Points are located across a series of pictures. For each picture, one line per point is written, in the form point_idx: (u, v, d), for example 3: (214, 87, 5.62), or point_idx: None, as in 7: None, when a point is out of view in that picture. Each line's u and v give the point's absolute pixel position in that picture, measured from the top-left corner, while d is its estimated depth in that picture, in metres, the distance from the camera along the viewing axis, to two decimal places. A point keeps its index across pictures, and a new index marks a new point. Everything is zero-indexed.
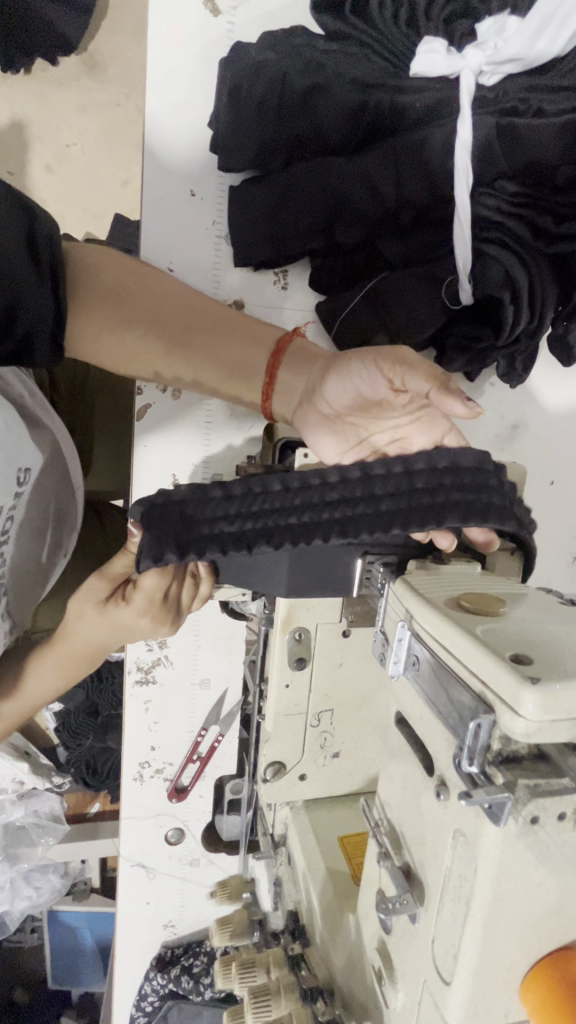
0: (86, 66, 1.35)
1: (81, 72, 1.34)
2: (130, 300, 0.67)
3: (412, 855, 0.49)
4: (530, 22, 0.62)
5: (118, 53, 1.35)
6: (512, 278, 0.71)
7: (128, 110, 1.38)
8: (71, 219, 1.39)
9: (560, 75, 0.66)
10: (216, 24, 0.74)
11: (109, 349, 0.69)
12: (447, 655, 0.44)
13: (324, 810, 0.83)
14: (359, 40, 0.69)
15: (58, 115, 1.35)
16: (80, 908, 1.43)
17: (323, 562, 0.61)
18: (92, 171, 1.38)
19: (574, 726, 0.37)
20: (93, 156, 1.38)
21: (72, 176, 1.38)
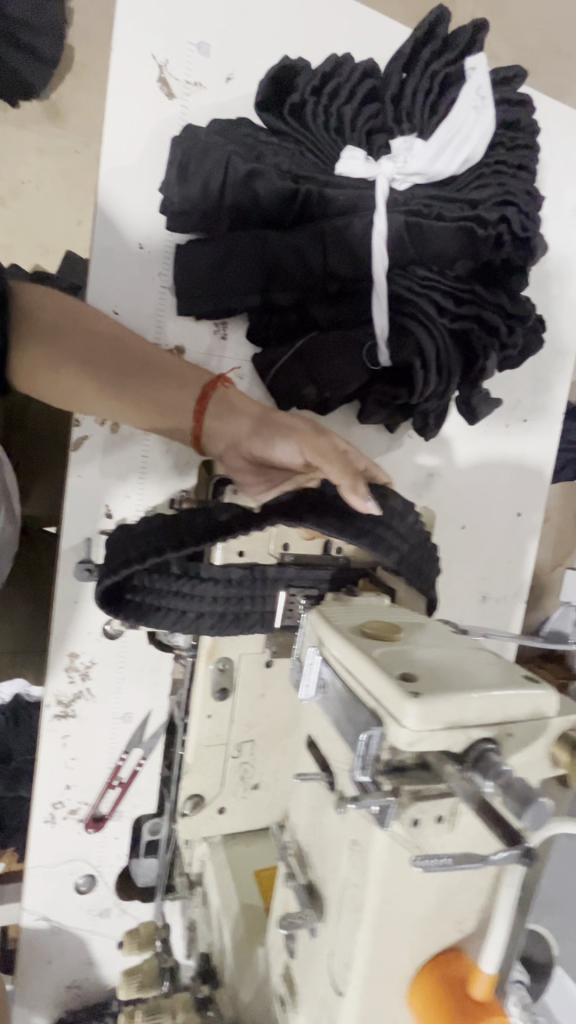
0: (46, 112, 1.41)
1: (43, 120, 1.40)
2: (68, 340, 0.71)
3: (315, 874, 0.51)
4: (431, 147, 0.76)
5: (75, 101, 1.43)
6: (421, 346, 0.81)
7: (84, 156, 1.44)
8: (18, 249, 1.42)
9: (458, 187, 0.79)
10: (171, 105, 0.83)
11: (47, 383, 0.73)
12: (350, 677, 0.49)
13: (241, 845, 0.83)
14: (294, 138, 0.80)
15: (16, 154, 1.40)
16: None
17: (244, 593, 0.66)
18: (40, 207, 1.43)
19: (450, 735, 0.42)
20: (48, 195, 1.43)
21: (24, 210, 1.42)
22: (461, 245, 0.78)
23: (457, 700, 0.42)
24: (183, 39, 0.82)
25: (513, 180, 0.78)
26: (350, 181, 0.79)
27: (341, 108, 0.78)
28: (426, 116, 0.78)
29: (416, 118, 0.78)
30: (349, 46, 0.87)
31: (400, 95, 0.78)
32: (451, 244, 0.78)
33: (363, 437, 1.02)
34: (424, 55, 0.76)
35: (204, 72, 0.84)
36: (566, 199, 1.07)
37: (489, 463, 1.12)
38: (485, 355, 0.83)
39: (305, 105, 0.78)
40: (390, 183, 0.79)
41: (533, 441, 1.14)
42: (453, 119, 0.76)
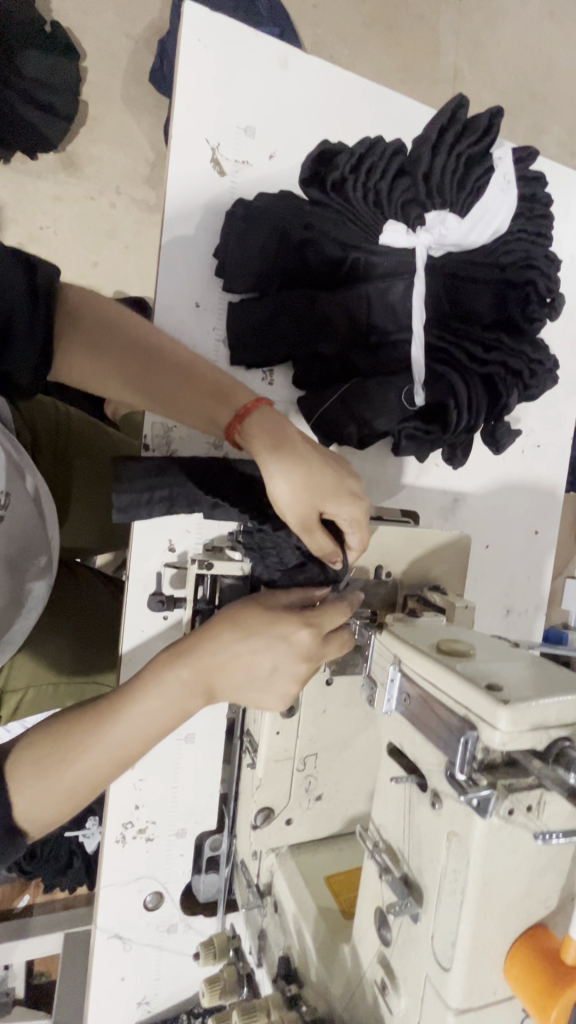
0: (68, 166, 1.52)
1: (59, 168, 1.51)
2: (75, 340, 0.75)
3: (410, 867, 0.58)
4: (464, 224, 0.86)
5: (95, 155, 1.54)
6: (454, 389, 0.90)
7: (101, 203, 1.55)
8: None
9: (483, 253, 0.91)
10: (222, 180, 0.93)
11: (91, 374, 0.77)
12: (435, 690, 0.57)
13: (308, 854, 0.89)
14: (337, 210, 0.90)
15: (34, 202, 1.50)
16: None
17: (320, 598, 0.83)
18: (63, 253, 1.53)
19: (535, 736, 0.50)
20: (65, 239, 1.53)
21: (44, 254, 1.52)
22: (488, 302, 0.90)
23: (541, 707, 0.49)
24: (232, 124, 0.92)
25: (533, 247, 0.90)
26: (392, 251, 0.90)
27: (378, 183, 0.85)
28: (455, 189, 0.85)
29: (446, 192, 0.85)
30: (367, 120, 0.99)
31: (431, 171, 0.83)
32: (480, 301, 0.89)
33: (396, 467, 1.11)
34: (449, 136, 0.81)
35: (250, 152, 0.94)
36: (565, 246, 1.18)
37: (507, 486, 1.21)
38: (509, 392, 0.92)
39: (346, 180, 0.86)
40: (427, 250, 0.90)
41: (546, 463, 1.24)
42: (485, 203, 0.86)
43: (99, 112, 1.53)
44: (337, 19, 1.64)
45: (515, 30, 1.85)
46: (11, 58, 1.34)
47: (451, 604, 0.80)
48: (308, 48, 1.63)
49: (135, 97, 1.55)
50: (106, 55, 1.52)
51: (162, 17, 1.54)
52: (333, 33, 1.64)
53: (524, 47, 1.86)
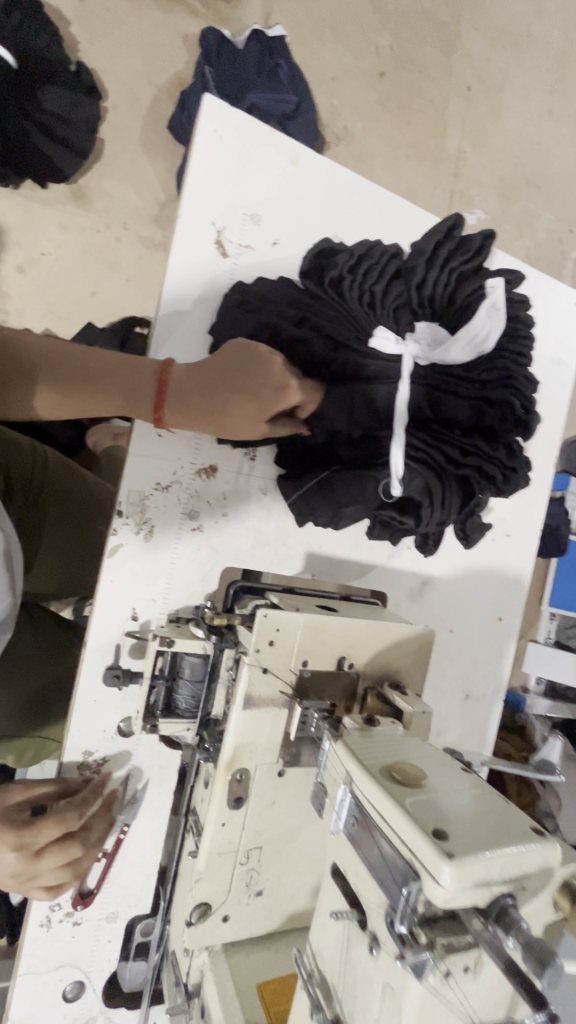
0: (77, 198, 1.54)
1: (68, 199, 1.53)
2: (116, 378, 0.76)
3: (343, 1010, 0.57)
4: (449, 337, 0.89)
5: (105, 190, 1.56)
6: (429, 485, 0.92)
7: (106, 237, 1.57)
8: (33, 316, 1.52)
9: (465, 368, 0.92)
10: (224, 257, 0.95)
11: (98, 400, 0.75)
12: (382, 823, 0.56)
13: (243, 954, 0.86)
14: (330, 306, 0.93)
15: (39, 228, 1.52)
16: None
17: (279, 688, 0.83)
18: (61, 281, 1.54)
19: (477, 892, 0.49)
20: (65, 267, 1.54)
21: (42, 279, 1.53)
22: (468, 412, 0.91)
23: (485, 860, 0.49)
24: (239, 209, 0.95)
25: (514, 366, 0.93)
26: (379, 355, 0.91)
27: (373, 288, 0.90)
28: (445, 300, 0.92)
29: (436, 303, 0.92)
30: (370, 213, 1.03)
31: (422, 282, 0.91)
32: (460, 412, 0.91)
33: (369, 546, 1.12)
34: (442, 253, 0.90)
35: (254, 237, 0.97)
36: (546, 346, 1.24)
37: (473, 570, 1.23)
38: (480, 495, 0.96)
39: (343, 279, 0.91)
40: (414, 359, 0.90)
41: (514, 552, 1.27)
42: (471, 324, 0.91)
43: (114, 152, 1.56)
44: (354, 95, 1.72)
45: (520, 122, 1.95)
46: (33, 94, 1.39)
47: (409, 712, 0.81)
48: (323, 117, 1.70)
49: (152, 142, 1.58)
50: (128, 98, 1.55)
51: (186, 68, 1.58)
52: (349, 105, 1.72)
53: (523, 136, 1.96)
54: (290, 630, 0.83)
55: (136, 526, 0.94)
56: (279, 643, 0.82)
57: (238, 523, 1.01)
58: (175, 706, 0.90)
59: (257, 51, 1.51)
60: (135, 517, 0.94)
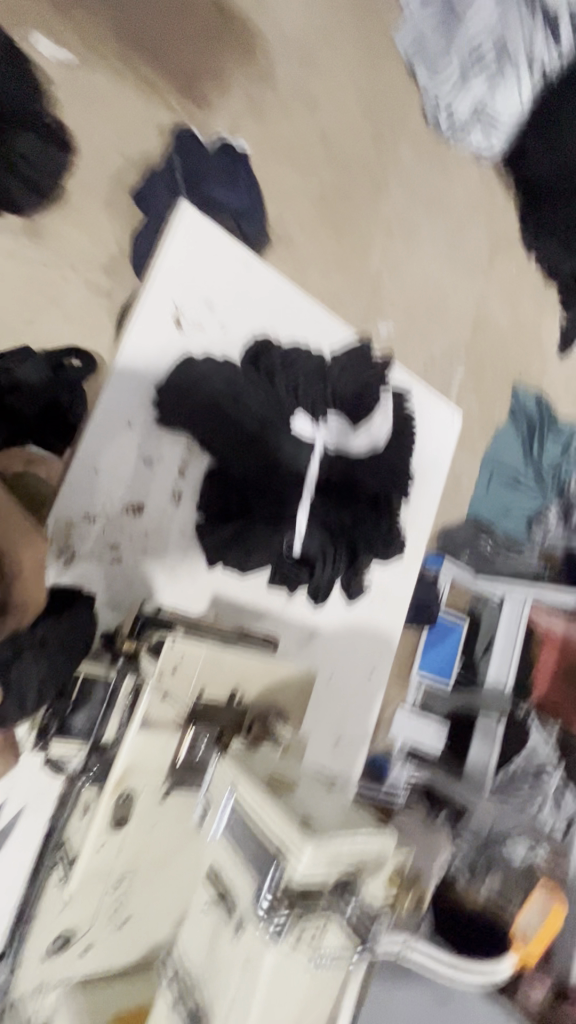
0: None
1: None
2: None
3: (203, 995, 0.65)
4: (351, 431, 1.13)
5: None
6: (324, 546, 1.12)
7: None
8: None
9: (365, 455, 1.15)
10: (178, 331, 1.11)
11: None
12: (258, 819, 0.66)
13: (99, 988, 0.92)
14: (262, 386, 1.10)
15: None
16: None
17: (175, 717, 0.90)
18: None
19: (328, 868, 0.61)
20: None
21: None
22: (361, 490, 1.15)
23: (337, 843, 0.62)
24: (196, 297, 1.13)
25: (399, 461, 1.19)
26: (299, 435, 1.10)
27: (297, 383, 1.12)
28: (354, 401, 1.15)
29: (346, 402, 1.14)
30: (302, 320, 1.26)
31: (337, 385, 1.15)
32: (356, 487, 1.15)
33: (267, 595, 1.25)
34: (353, 369, 1.16)
35: (206, 319, 1.14)
36: (426, 447, 1.53)
37: (353, 626, 1.42)
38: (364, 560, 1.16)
39: (274, 371, 1.12)
40: (325, 442, 1.13)
41: (388, 614, 1.48)
42: (371, 426, 1.15)
43: None
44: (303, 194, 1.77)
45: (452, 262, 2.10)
46: None
47: (288, 738, 0.96)
48: None
49: None
50: None
51: None
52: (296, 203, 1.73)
53: (439, 266, 1.96)
54: (193, 660, 0.91)
55: (57, 551, 1.00)
56: (182, 669, 0.90)
57: (155, 560, 1.11)
58: (69, 730, 0.93)
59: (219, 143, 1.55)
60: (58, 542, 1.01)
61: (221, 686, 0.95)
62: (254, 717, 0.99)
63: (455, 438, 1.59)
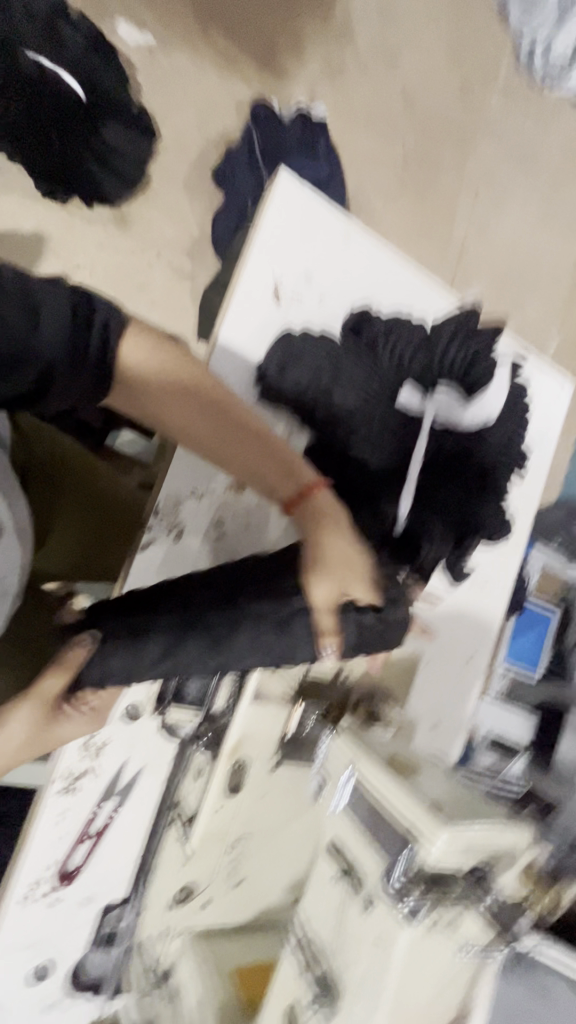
0: None
1: None
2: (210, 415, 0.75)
3: (330, 962, 0.65)
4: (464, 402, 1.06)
5: None
6: (434, 529, 1.03)
7: None
8: None
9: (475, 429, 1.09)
10: (277, 307, 1.09)
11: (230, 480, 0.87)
12: (383, 801, 0.65)
13: (222, 941, 1.00)
14: (366, 361, 1.06)
15: None
16: None
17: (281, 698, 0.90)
18: None
19: (461, 856, 0.60)
20: None
21: None
22: (474, 469, 1.06)
23: (471, 833, 0.59)
24: (295, 270, 1.11)
25: (512, 435, 1.11)
26: (405, 409, 1.06)
27: (402, 355, 1.08)
28: (465, 371, 1.08)
29: (455, 373, 1.08)
30: (402, 291, 1.20)
31: (445, 355, 1.09)
32: (468, 466, 1.06)
33: None
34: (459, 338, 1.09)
35: (305, 293, 1.12)
36: (534, 423, 1.41)
37: (451, 609, 1.36)
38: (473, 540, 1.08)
39: (378, 344, 1.08)
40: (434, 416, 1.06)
41: (488, 598, 1.40)
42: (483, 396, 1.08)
43: None
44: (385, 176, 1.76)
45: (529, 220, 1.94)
46: None
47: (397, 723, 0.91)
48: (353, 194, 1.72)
49: None
50: None
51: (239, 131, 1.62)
52: None
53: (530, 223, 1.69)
54: None
55: (167, 527, 1.04)
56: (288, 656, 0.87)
57: (256, 540, 1.09)
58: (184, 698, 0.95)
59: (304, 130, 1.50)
60: (168, 519, 1.04)
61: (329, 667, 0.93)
62: (353, 698, 0.97)
63: (566, 407, 1.46)
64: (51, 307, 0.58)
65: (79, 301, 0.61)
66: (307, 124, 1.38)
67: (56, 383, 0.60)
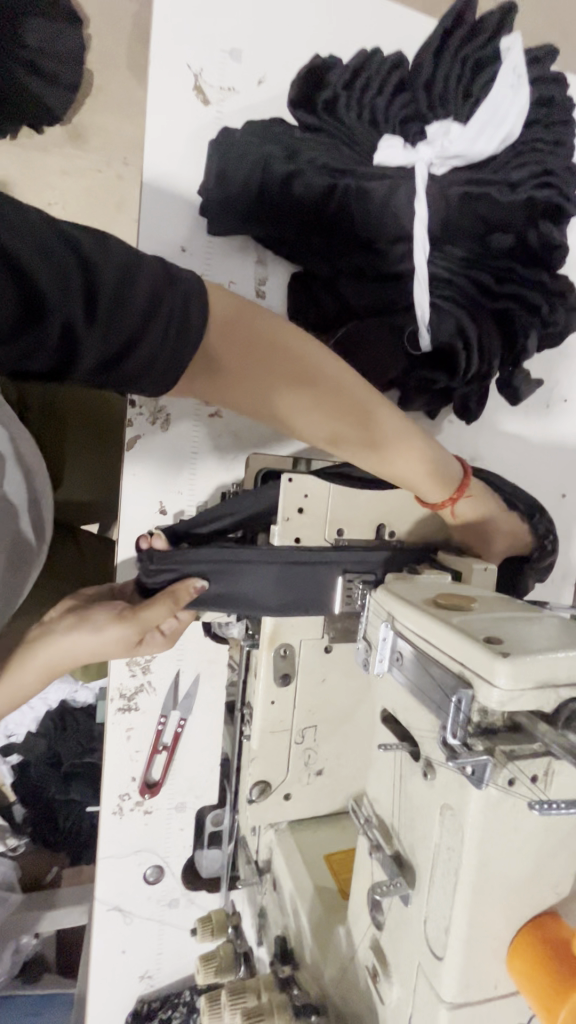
0: (73, 138, 1.38)
1: (65, 142, 1.37)
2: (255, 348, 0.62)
3: (402, 843, 0.52)
4: (470, 127, 0.76)
5: (101, 126, 1.38)
6: (463, 328, 0.83)
7: (110, 176, 1.40)
8: None
9: (496, 168, 0.79)
10: (207, 110, 0.85)
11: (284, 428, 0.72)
12: (427, 647, 0.49)
13: (308, 831, 0.84)
14: (329, 132, 0.81)
15: (42, 179, 1.37)
16: (34, 990, 1.35)
17: (310, 576, 0.72)
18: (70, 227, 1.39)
19: (540, 695, 0.42)
20: (74, 214, 1.39)
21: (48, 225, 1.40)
22: (513, 223, 0.79)
23: (547, 661, 0.42)
24: (216, 49, 0.85)
25: (551, 159, 0.78)
26: (385, 171, 0.80)
27: (373, 100, 0.79)
28: (461, 98, 0.78)
29: (450, 103, 0.78)
30: (369, 36, 0.89)
31: (432, 80, 0.78)
32: (502, 217, 0.79)
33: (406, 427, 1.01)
34: (454, 41, 0.76)
35: (236, 77, 0.86)
36: None
37: (529, 441, 1.10)
38: (525, 336, 0.84)
39: (338, 99, 0.80)
40: (428, 167, 0.79)
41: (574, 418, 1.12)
42: (492, 101, 0.75)
43: (104, 84, 1.37)
44: None
45: None
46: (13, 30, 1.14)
47: (467, 567, 0.70)
48: None
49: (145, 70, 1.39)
50: (108, 16, 1.34)
51: None
52: None
53: None
54: (318, 505, 0.74)
55: (151, 417, 0.90)
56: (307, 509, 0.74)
57: None
58: None
59: None
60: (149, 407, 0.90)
61: (361, 520, 0.76)
62: (411, 552, 0.75)
63: None
64: (143, 275, 0.49)
65: (174, 271, 0.52)
66: None
67: (160, 342, 0.51)
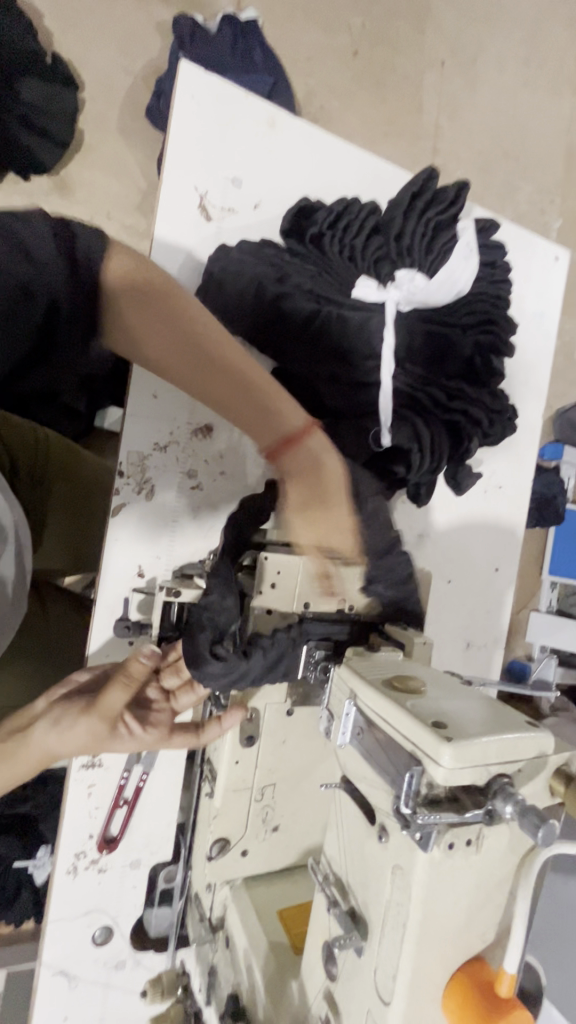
0: (60, 189, 1.45)
1: (52, 191, 1.44)
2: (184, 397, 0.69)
3: (357, 899, 0.60)
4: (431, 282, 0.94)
5: (88, 181, 1.46)
6: (419, 433, 0.95)
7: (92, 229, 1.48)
8: None
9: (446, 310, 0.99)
10: (208, 225, 0.98)
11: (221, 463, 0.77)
12: (385, 726, 0.58)
13: (263, 887, 0.89)
14: (314, 260, 0.97)
15: None
16: None
17: None
18: None
19: (475, 772, 0.53)
20: None
21: None
22: (459, 352, 0.97)
23: (482, 745, 0.52)
24: (220, 174, 0.98)
25: (493, 308, 0.99)
26: (363, 303, 0.95)
27: (354, 242, 0.94)
28: (424, 249, 0.95)
29: (415, 253, 0.94)
30: (347, 177, 1.06)
31: (401, 232, 0.94)
32: (452, 349, 0.96)
33: None
34: (419, 204, 0.93)
35: (236, 200, 0.99)
36: (527, 302, 1.26)
37: (469, 519, 1.26)
38: (469, 440, 0.99)
39: (323, 236, 0.95)
40: (396, 304, 0.95)
41: (507, 501, 1.29)
42: (451, 266, 0.95)
43: (94, 143, 1.46)
44: (331, 76, 1.59)
45: (495, 99, 1.76)
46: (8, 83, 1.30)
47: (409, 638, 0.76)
48: (299, 101, 1.56)
49: (132, 127, 1.48)
50: (104, 88, 1.45)
51: (161, 58, 1.48)
52: (324, 84, 1.58)
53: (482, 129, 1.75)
54: None
55: (137, 486, 0.97)
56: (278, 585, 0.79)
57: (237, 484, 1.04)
58: None
59: (230, 36, 1.38)
60: (135, 477, 0.98)
61: None
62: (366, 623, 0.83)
63: (563, 280, 1.28)
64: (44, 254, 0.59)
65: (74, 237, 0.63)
66: (237, 33, 1.38)
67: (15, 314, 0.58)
